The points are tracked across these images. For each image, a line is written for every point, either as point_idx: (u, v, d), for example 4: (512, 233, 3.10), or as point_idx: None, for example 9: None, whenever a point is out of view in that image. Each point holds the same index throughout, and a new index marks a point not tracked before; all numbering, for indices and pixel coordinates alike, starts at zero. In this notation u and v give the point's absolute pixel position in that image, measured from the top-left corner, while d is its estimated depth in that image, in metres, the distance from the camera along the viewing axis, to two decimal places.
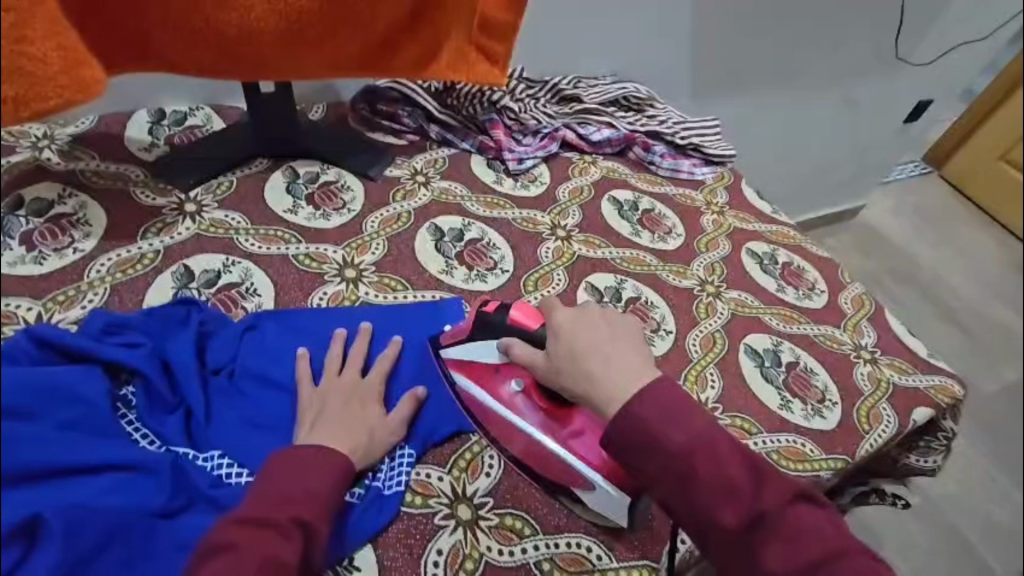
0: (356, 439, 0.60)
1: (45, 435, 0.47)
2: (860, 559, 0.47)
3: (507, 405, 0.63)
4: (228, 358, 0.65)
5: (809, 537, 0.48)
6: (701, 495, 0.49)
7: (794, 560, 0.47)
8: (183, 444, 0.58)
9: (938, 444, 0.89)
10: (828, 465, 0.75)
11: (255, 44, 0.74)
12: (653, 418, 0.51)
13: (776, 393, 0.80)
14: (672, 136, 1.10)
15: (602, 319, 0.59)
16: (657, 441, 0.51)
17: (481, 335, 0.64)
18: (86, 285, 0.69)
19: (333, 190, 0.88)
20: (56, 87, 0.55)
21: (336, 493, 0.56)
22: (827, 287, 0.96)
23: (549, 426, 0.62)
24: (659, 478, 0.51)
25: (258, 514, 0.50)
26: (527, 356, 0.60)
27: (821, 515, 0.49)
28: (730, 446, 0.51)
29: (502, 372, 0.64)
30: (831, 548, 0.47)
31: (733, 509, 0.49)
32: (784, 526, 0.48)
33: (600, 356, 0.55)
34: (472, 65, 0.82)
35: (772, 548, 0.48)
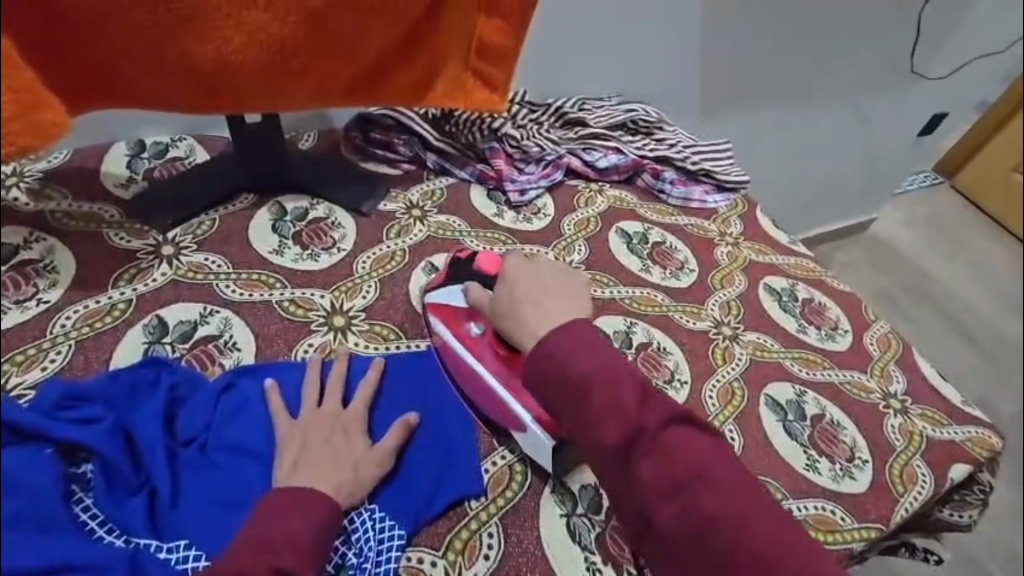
0: (342, 475, 0.56)
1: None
2: (731, 477, 0.49)
3: (465, 345, 0.67)
4: (199, 428, 0.59)
5: (686, 457, 0.49)
6: (594, 415, 0.50)
7: (666, 477, 0.48)
8: (146, 535, 0.52)
9: (975, 498, 0.82)
10: (862, 535, 0.69)
11: (234, 75, 0.69)
12: (561, 351, 0.53)
13: (801, 451, 0.73)
14: (683, 161, 1.05)
15: (548, 273, 0.64)
16: (563, 368, 0.53)
17: (452, 282, 0.71)
18: (48, 343, 0.63)
19: (323, 227, 0.82)
20: (7, 133, 0.50)
21: (322, 539, 0.51)
22: (850, 326, 0.90)
23: (501, 372, 0.64)
24: (560, 401, 0.53)
25: (237, 566, 0.46)
26: (481, 298, 0.65)
27: (704, 439, 0.50)
28: (628, 374, 0.52)
29: (468, 314, 0.68)
30: (704, 468, 0.49)
31: (620, 429, 0.50)
32: (664, 447, 0.49)
33: (539, 296, 0.60)
34: (469, 91, 0.76)
35: (649, 465, 0.49)
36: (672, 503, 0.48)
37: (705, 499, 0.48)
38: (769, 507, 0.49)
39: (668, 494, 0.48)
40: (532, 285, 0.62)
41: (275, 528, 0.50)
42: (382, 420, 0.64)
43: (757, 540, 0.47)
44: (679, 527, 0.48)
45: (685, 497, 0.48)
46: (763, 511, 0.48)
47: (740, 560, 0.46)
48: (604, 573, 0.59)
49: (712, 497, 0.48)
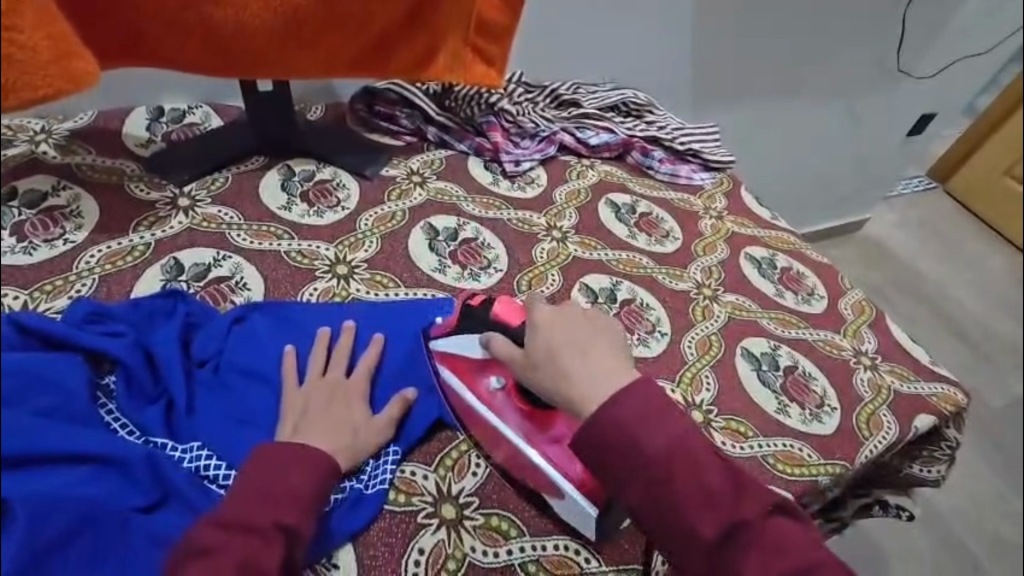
0: (341, 439, 0.59)
1: (33, 423, 0.46)
2: (828, 568, 0.47)
3: (487, 403, 0.62)
4: (213, 351, 0.65)
5: (786, 551, 0.47)
6: (681, 504, 0.48)
7: (768, 573, 0.46)
8: (162, 435, 0.58)
9: (942, 454, 0.86)
10: (827, 470, 0.74)
11: (247, 40, 0.74)
12: (634, 427, 0.49)
13: (772, 397, 0.79)
14: (671, 141, 1.10)
15: (582, 319, 0.57)
16: (639, 449, 0.49)
17: (464, 329, 0.63)
18: (74, 276, 0.69)
19: (328, 187, 0.88)
20: (46, 76, 0.55)
21: (319, 489, 0.53)
22: (827, 293, 0.95)
23: (529, 431, 0.60)
24: (636, 487, 0.49)
25: (242, 515, 0.48)
26: (507, 352, 0.58)
27: (798, 529, 0.49)
28: (711, 456, 0.49)
29: (483, 367, 0.62)
30: (807, 562, 0.47)
31: (712, 519, 0.48)
32: (763, 540, 0.47)
33: (582, 357, 0.53)
34: (469, 65, 0.81)
35: (749, 559, 0.47)
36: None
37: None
38: None
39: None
40: (570, 336, 0.55)
41: (279, 483, 0.51)
42: (383, 395, 0.66)
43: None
44: None
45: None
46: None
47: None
48: None
49: None
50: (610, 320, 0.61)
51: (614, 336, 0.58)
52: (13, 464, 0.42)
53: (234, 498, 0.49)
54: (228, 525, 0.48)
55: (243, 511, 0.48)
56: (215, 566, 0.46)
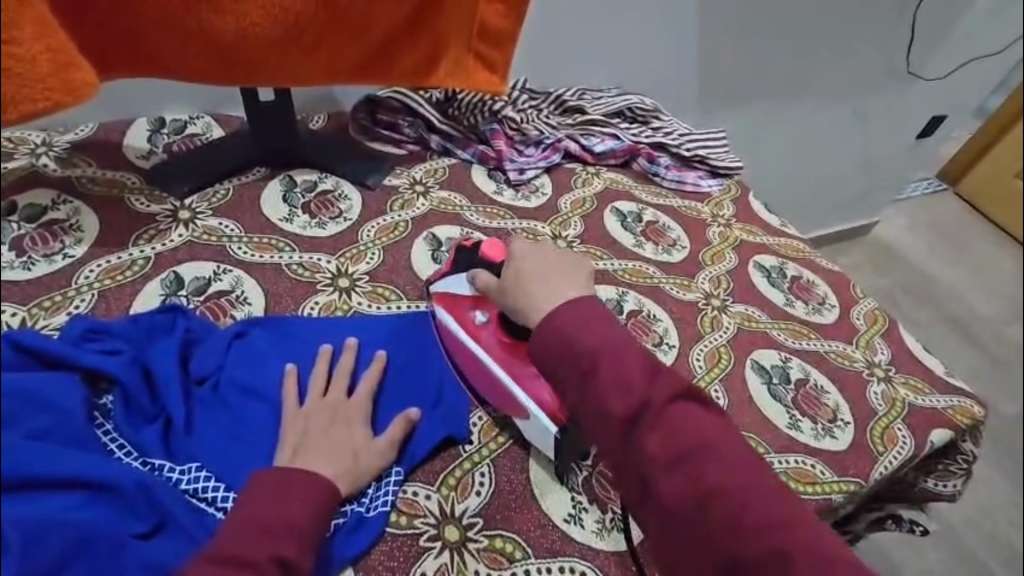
0: (341, 464, 0.57)
1: (27, 444, 0.45)
2: (728, 448, 0.49)
3: (472, 334, 0.67)
4: (212, 368, 0.64)
5: (690, 431, 0.48)
6: (601, 391, 0.49)
7: (671, 450, 0.48)
8: (160, 456, 0.57)
9: (958, 467, 0.83)
10: (840, 488, 0.72)
11: (249, 49, 0.73)
12: (563, 320, 0.52)
13: (784, 411, 0.77)
14: (678, 147, 1.08)
15: (556, 254, 0.63)
16: (565, 340, 0.51)
17: (458, 269, 0.71)
18: (73, 291, 0.69)
19: (330, 199, 0.87)
20: (45, 89, 0.55)
21: (318, 521, 0.52)
22: (838, 302, 0.93)
23: (505, 359, 0.65)
24: (562, 376, 0.51)
25: (239, 549, 0.46)
26: (486, 283, 0.65)
27: (708, 415, 0.50)
28: (631, 346, 0.51)
29: (474, 304, 0.68)
30: (709, 440, 0.48)
31: (626, 400, 0.48)
32: (668, 420, 0.48)
33: (545, 277, 0.59)
34: (471, 72, 0.80)
35: (653, 437, 0.48)
36: (674, 474, 0.48)
37: (708, 470, 0.47)
38: (762, 473, 0.49)
39: (669, 466, 0.48)
40: (537, 264, 0.61)
41: (275, 512, 0.50)
42: (385, 414, 0.65)
43: (760, 512, 0.47)
44: (683, 496, 0.47)
45: (688, 467, 0.48)
46: (766, 485, 0.48)
47: (744, 532, 0.46)
48: (589, 510, 0.63)
49: (714, 469, 0.47)
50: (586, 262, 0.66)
51: (582, 268, 0.63)
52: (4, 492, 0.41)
53: (228, 529, 0.48)
54: (223, 559, 0.46)
55: (236, 545, 0.47)
56: None
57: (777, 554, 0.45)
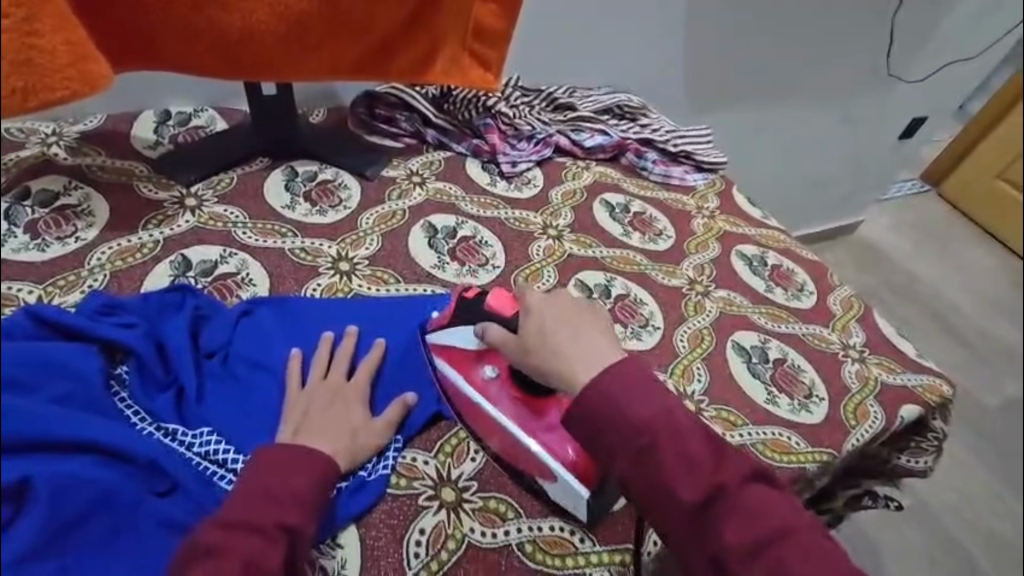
0: (339, 442, 0.60)
1: (42, 408, 0.50)
2: (803, 533, 0.49)
3: (482, 391, 0.65)
4: (221, 343, 0.68)
5: (764, 517, 0.49)
6: (666, 471, 0.51)
7: (746, 536, 0.49)
8: (173, 421, 0.60)
9: (929, 445, 0.88)
10: (815, 458, 0.76)
11: (254, 44, 0.77)
12: (621, 396, 0.53)
13: (762, 388, 0.81)
14: (664, 143, 1.13)
15: (571, 305, 0.62)
16: (625, 418, 0.52)
17: (461, 321, 0.68)
18: (86, 271, 0.72)
19: (331, 188, 0.90)
20: (62, 78, 0.58)
21: (321, 490, 0.55)
22: (816, 288, 0.97)
23: (523, 418, 0.63)
24: (625, 455, 0.52)
25: (246, 516, 0.50)
26: (501, 338, 0.63)
27: (780, 498, 0.51)
28: (690, 425, 0.52)
29: (479, 357, 0.67)
30: (786, 525, 0.49)
31: (692, 484, 0.50)
32: (739, 504, 0.50)
33: (569, 336, 0.59)
34: (466, 70, 0.85)
35: (727, 523, 0.49)
36: (754, 564, 0.48)
37: (790, 560, 0.48)
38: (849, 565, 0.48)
39: (748, 555, 0.48)
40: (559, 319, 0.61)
41: (278, 483, 0.53)
42: (383, 396, 0.68)
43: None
44: None
45: (768, 554, 0.48)
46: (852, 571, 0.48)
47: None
48: None
49: (795, 557, 0.48)
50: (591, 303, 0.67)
51: (598, 316, 0.63)
52: (17, 446, 0.46)
53: (236, 498, 0.51)
54: (226, 524, 0.49)
55: (241, 512, 0.50)
56: (222, 562, 0.47)
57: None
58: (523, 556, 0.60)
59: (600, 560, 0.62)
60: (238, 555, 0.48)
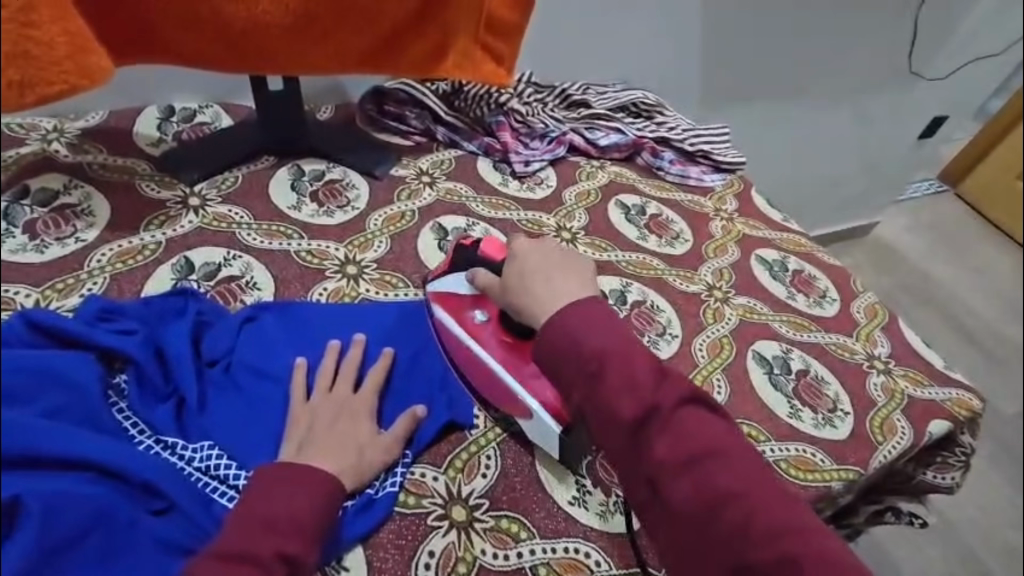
0: (346, 460, 0.57)
1: (32, 421, 0.46)
2: (737, 454, 0.49)
3: (472, 333, 0.66)
4: (223, 351, 0.65)
5: (698, 435, 0.48)
6: (609, 391, 0.50)
7: (679, 454, 0.48)
8: (173, 434, 0.58)
9: (956, 460, 0.84)
10: (840, 475, 0.73)
11: (261, 36, 0.74)
12: (573, 320, 0.53)
13: (785, 401, 0.78)
14: (682, 142, 1.09)
15: (558, 253, 0.63)
16: (574, 340, 0.52)
17: (456, 269, 0.70)
18: (86, 273, 0.70)
19: (338, 187, 0.87)
20: (61, 72, 0.56)
21: (324, 515, 0.52)
22: (840, 295, 0.94)
23: (509, 361, 0.64)
24: (571, 376, 0.52)
25: (243, 547, 0.47)
26: (487, 282, 0.65)
27: (718, 420, 0.50)
28: (639, 351, 0.51)
29: (473, 302, 0.67)
30: (720, 447, 0.48)
31: (634, 402, 0.49)
32: (676, 424, 0.49)
33: (548, 276, 0.59)
34: (478, 64, 0.81)
35: (662, 440, 0.48)
36: (682, 479, 0.48)
37: (718, 477, 0.47)
38: (775, 485, 0.48)
39: (679, 472, 0.48)
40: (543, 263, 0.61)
41: (278, 509, 0.50)
42: (391, 408, 0.65)
43: (769, 519, 0.46)
44: (692, 500, 0.47)
45: (697, 473, 0.48)
46: (775, 491, 0.48)
47: (753, 541, 0.46)
48: (593, 493, 0.64)
49: (723, 474, 0.48)
50: (588, 260, 0.66)
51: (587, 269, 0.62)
52: (12, 462, 0.42)
53: (235, 524, 0.49)
54: (223, 557, 0.47)
55: (240, 542, 0.47)
56: None
57: (785, 561, 0.45)
58: None
59: None
60: None
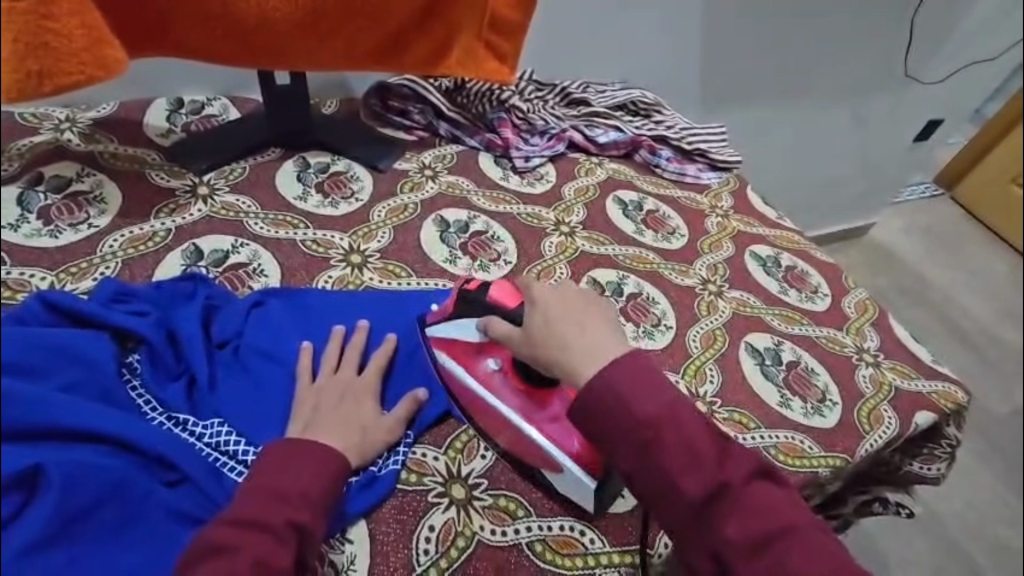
0: (350, 438, 0.60)
1: (40, 394, 0.50)
2: (804, 528, 0.49)
3: (485, 383, 0.64)
4: (233, 333, 0.68)
5: (766, 512, 0.49)
6: (672, 469, 0.50)
7: (750, 534, 0.48)
8: (185, 411, 0.60)
9: (942, 452, 0.86)
10: (827, 462, 0.76)
11: (271, 31, 0.76)
12: (627, 392, 0.51)
13: (775, 390, 0.80)
14: (679, 140, 1.11)
15: (577, 298, 0.61)
16: (630, 413, 0.51)
17: (459, 315, 0.65)
18: (98, 258, 0.72)
19: (342, 179, 0.90)
20: (78, 63, 0.60)
21: (330, 490, 0.54)
22: (830, 291, 0.96)
23: (528, 410, 0.62)
24: (629, 451, 0.51)
25: (255, 515, 0.49)
26: (503, 332, 0.60)
27: (783, 494, 0.51)
28: (696, 422, 0.52)
29: (480, 350, 0.64)
30: (787, 524, 0.49)
31: (697, 479, 0.49)
32: (742, 501, 0.49)
33: (577, 329, 0.57)
34: (482, 62, 0.84)
35: (731, 519, 0.49)
36: (755, 559, 0.48)
37: (791, 557, 0.47)
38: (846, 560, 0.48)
39: (751, 552, 0.48)
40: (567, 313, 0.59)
41: (289, 482, 0.52)
42: (394, 392, 0.67)
43: None
44: None
45: (770, 552, 0.48)
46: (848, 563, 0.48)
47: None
48: None
49: (796, 553, 0.47)
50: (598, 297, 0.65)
51: (606, 311, 0.62)
52: (13, 435, 0.45)
53: (248, 495, 0.51)
54: (234, 521, 0.49)
55: (252, 509, 0.50)
56: (229, 563, 0.47)
57: None
58: (533, 555, 0.60)
59: (609, 562, 0.61)
60: (250, 553, 0.47)
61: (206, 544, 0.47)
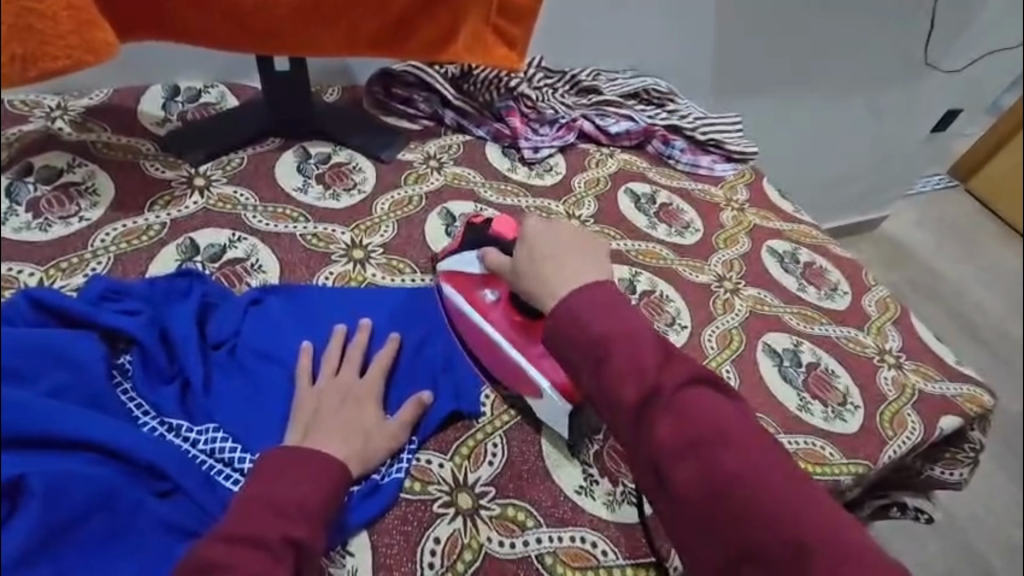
0: (352, 445, 0.57)
1: (39, 403, 0.47)
2: (741, 434, 0.48)
3: (481, 312, 0.67)
4: (230, 332, 0.65)
5: (702, 414, 0.48)
6: (614, 373, 0.50)
7: (682, 435, 0.47)
8: (179, 414, 0.58)
9: (965, 456, 0.83)
10: (850, 469, 0.73)
11: (270, 15, 0.73)
12: (580, 306, 0.53)
13: (795, 393, 0.77)
14: (693, 131, 1.07)
15: (569, 233, 0.63)
16: (578, 324, 0.53)
17: (466, 248, 0.71)
18: (89, 254, 0.69)
19: (344, 170, 0.86)
20: (65, 46, 0.58)
21: (330, 504, 0.52)
22: (851, 289, 0.92)
23: (518, 340, 0.65)
24: (577, 358, 0.53)
25: (251, 529, 0.47)
26: (498, 263, 0.65)
27: (728, 403, 0.49)
28: (644, 334, 0.52)
29: (483, 281, 0.68)
30: (725, 428, 0.47)
31: (635, 384, 0.49)
32: (679, 404, 0.48)
33: (556, 258, 0.60)
34: (490, 48, 0.80)
35: (665, 422, 0.48)
36: (685, 460, 0.47)
37: (720, 458, 0.46)
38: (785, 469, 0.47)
39: (681, 453, 0.47)
40: (552, 245, 0.62)
41: (290, 493, 0.50)
42: (397, 395, 0.64)
43: (777, 500, 0.45)
44: (694, 479, 0.47)
45: (701, 454, 0.47)
46: (786, 476, 0.47)
47: (757, 519, 0.45)
48: (600, 483, 0.63)
49: (727, 455, 0.47)
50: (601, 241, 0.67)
51: (598, 253, 0.62)
52: (10, 442, 0.42)
53: (242, 508, 0.48)
54: (229, 537, 0.46)
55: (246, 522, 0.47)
56: None
57: (796, 546, 0.43)
58: (543, 569, 0.57)
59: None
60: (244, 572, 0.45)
61: (199, 562, 0.45)
